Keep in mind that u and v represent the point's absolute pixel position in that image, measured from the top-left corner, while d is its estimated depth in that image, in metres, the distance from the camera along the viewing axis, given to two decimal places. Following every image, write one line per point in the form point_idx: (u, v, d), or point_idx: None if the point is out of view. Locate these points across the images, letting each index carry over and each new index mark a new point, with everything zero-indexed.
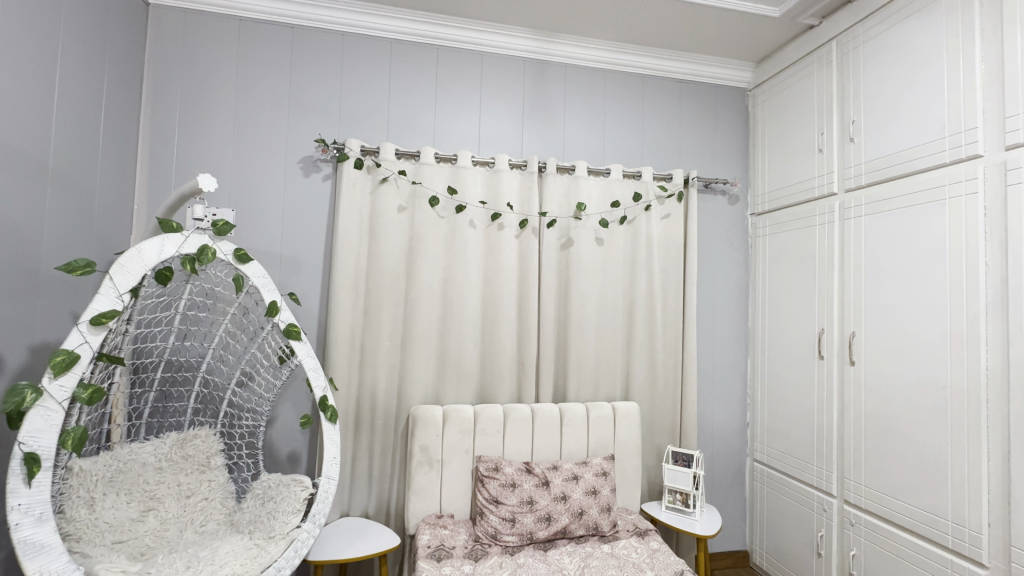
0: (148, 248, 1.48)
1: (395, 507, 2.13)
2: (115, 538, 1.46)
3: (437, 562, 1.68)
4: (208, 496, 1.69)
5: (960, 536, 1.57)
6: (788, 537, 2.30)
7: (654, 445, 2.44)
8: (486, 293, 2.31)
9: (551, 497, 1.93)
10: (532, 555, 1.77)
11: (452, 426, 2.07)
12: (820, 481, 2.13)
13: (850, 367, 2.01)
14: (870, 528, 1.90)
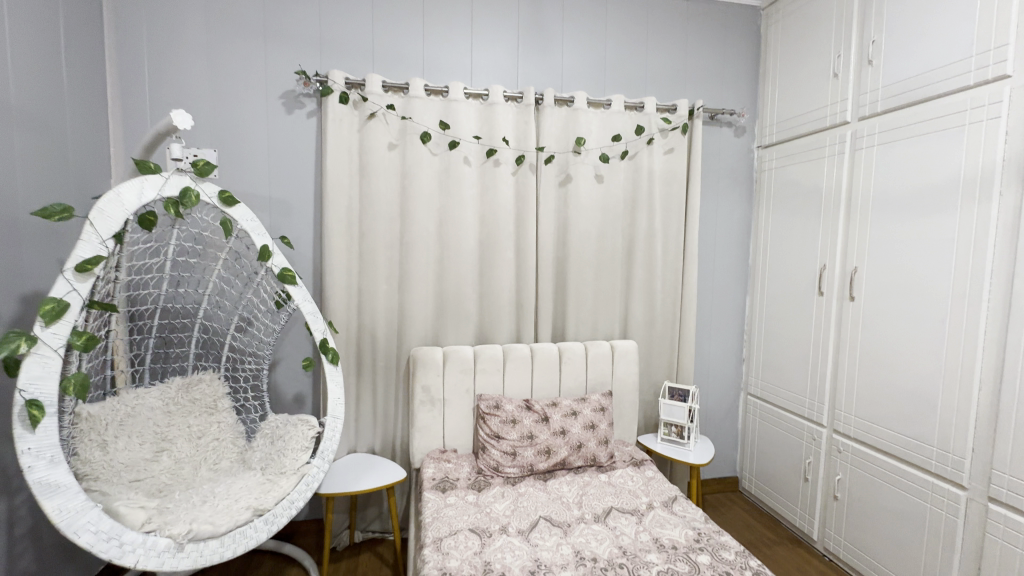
0: (127, 191, 1.42)
1: (400, 443, 2.21)
2: (132, 477, 1.51)
3: (442, 492, 1.76)
4: (218, 436, 1.75)
5: (944, 460, 1.64)
6: (777, 464, 2.40)
7: (651, 381, 2.50)
8: (483, 233, 2.26)
9: (551, 431, 1.99)
10: (534, 484, 1.85)
11: (453, 366, 2.10)
12: (811, 413, 2.19)
13: (850, 302, 2.01)
14: (857, 454, 1.97)
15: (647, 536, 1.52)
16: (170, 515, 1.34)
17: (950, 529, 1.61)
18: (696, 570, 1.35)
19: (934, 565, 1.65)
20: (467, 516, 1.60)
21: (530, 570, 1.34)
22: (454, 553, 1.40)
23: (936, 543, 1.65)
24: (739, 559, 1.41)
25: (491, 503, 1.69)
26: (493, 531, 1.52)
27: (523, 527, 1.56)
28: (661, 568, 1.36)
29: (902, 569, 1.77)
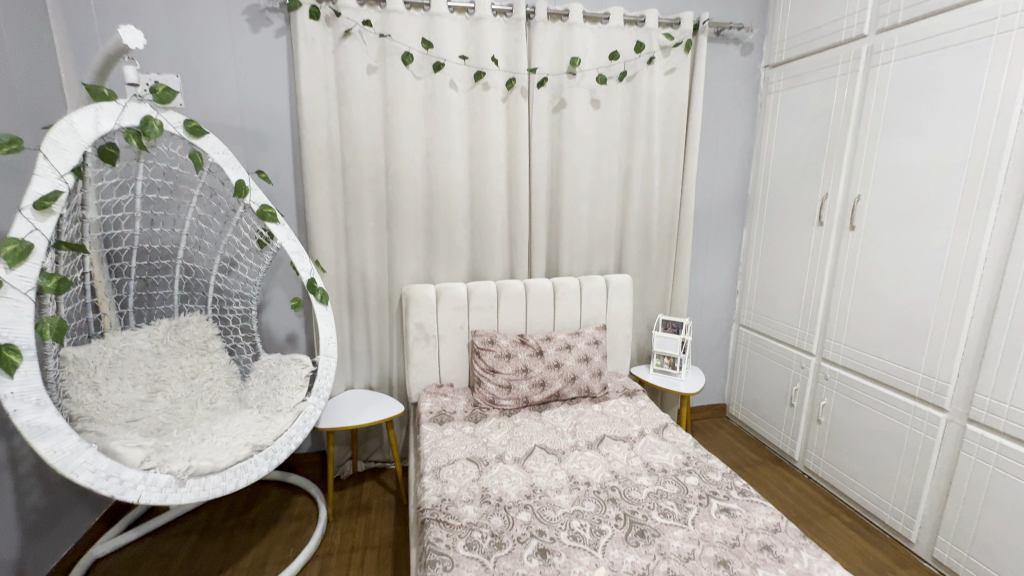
0: (81, 120, 1.29)
1: (397, 379, 2.23)
2: (129, 417, 1.52)
3: (440, 424, 1.80)
4: (213, 376, 1.78)
5: (928, 385, 1.68)
6: (764, 391, 2.47)
7: (645, 314, 2.51)
8: (473, 165, 2.14)
9: (545, 364, 2.01)
10: (529, 415, 1.88)
11: (446, 303, 2.07)
12: (801, 342, 2.22)
13: (850, 232, 1.97)
14: (843, 380, 2.02)
15: (638, 461, 1.57)
16: (168, 453, 1.36)
17: (926, 448, 1.68)
18: (685, 491, 1.41)
19: (907, 480, 1.75)
20: (465, 447, 1.64)
21: (526, 495, 1.39)
22: (453, 481, 1.45)
23: (910, 461, 1.73)
24: (726, 480, 1.46)
25: (487, 434, 1.73)
26: (490, 460, 1.56)
27: (519, 455, 1.60)
28: (652, 490, 1.41)
29: (876, 484, 1.87)
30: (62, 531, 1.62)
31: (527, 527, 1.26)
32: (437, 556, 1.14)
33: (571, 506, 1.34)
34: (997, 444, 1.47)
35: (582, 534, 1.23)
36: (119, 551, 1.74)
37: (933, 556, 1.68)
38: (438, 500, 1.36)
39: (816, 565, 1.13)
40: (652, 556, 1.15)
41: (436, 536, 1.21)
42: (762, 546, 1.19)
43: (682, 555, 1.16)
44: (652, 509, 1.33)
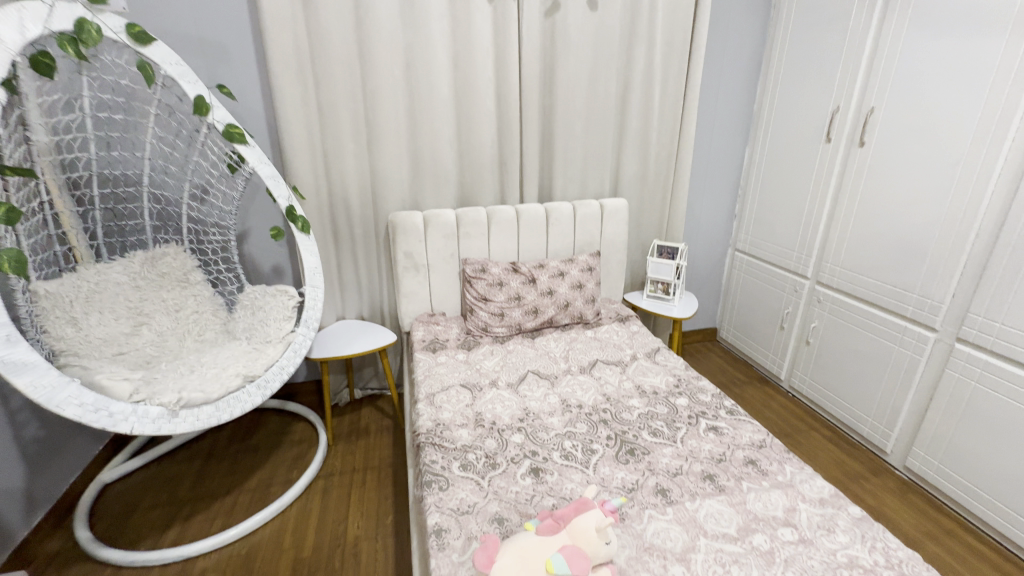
0: (3, 23, 1.12)
1: (389, 309, 2.20)
2: (115, 351, 1.49)
3: (433, 352, 1.80)
4: (198, 309, 1.73)
5: (921, 306, 1.67)
6: (756, 315, 2.49)
7: (640, 240, 2.45)
8: (458, 79, 1.96)
9: (538, 292, 1.98)
10: (522, 341, 1.88)
11: (434, 231, 1.99)
12: (797, 266, 2.19)
13: (858, 149, 1.86)
14: (835, 303, 2.01)
15: (630, 384, 1.59)
16: (157, 386, 1.35)
17: (911, 367, 1.71)
18: (675, 411, 1.44)
19: (888, 397, 1.80)
20: (459, 374, 1.65)
21: (519, 419, 1.41)
22: (447, 406, 1.46)
23: (894, 379, 1.78)
24: (715, 400, 1.49)
25: (480, 361, 1.74)
26: (483, 386, 1.58)
27: (513, 381, 1.61)
28: (642, 411, 1.44)
29: (857, 401, 1.94)
30: (67, 459, 1.66)
31: (520, 448, 1.28)
32: (432, 476, 1.17)
33: (563, 428, 1.37)
34: (982, 362, 1.49)
35: (574, 453, 1.27)
36: (127, 476, 1.79)
37: (905, 465, 1.78)
38: (432, 425, 1.38)
39: (798, 477, 1.17)
40: (642, 473, 1.19)
41: (431, 459, 1.23)
42: (747, 460, 1.23)
43: (670, 471, 1.20)
44: (642, 429, 1.36)
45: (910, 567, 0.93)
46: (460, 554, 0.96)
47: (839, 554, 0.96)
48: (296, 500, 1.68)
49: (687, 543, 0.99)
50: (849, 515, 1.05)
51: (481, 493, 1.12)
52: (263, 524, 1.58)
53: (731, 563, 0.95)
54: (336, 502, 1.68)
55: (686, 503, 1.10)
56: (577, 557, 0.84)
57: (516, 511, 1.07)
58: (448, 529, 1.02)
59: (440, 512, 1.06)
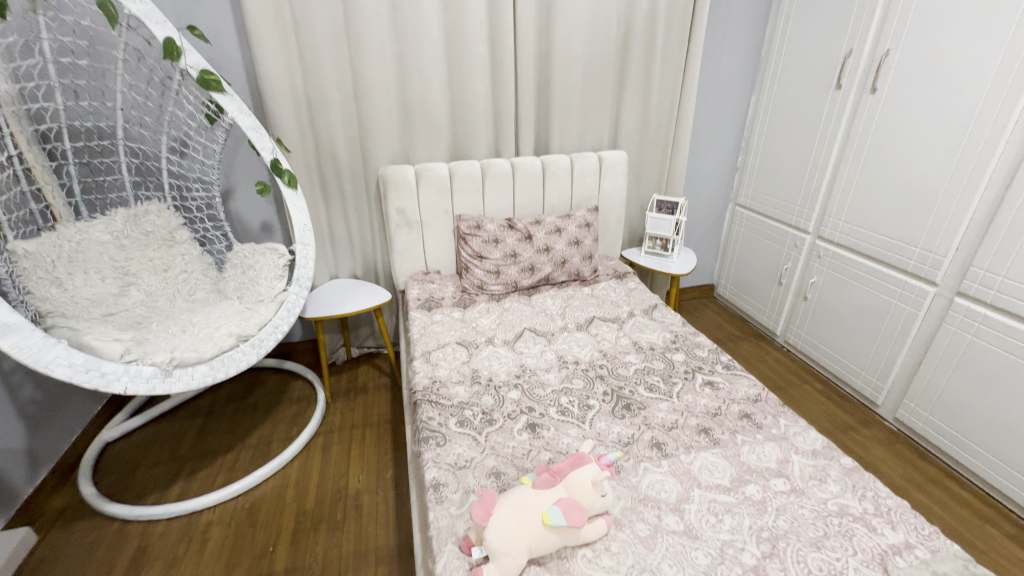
0: None
1: (383, 267, 2.16)
2: (104, 312, 1.46)
3: (428, 311, 1.78)
4: (187, 268, 1.69)
5: (923, 260, 1.65)
6: (754, 271, 2.46)
7: (639, 195, 2.39)
8: (449, 21, 1.83)
9: (534, 249, 1.94)
10: (519, 299, 1.86)
11: (427, 186, 1.93)
12: (798, 221, 2.15)
13: (870, 96, 1.78)
14: (835, 259, 1.98)
15: (626, 341, 1.59)
16: (149, 346, 1.32)
17: (908, 321, 1.71)
18: (671, 366, 1.44)
19: (883, 351, 1.81)
20: (455, 331, 1.63)
21: (516, 375, 1.41)
22: (443, 364, 1.46)
23: (890, 334, 1.78)
24: (711, 356, 1.49)
25: (476, 319, 1.72)
26: (480, 344, 1.57)
27: (509, 338, 1.60)
28: (639, 367, 1.44)
29: (852, 356, 1.95)
30: (67, 419, 1.66)
31: (516, 404, 1.29)
32: (430, 432, 1.18)
33: (560, 384, 1.37)
34: (980, 315, 1.49)
35: (570, 409, 1.27)
36: (129, 435, 1.81)
37: (894, 416, 1.82)
38: (429, 382, 1.37)
39: (792, 430, 1.18)
40: (637, 427, 1.20)
41: (428, 415, 1.24)
42: (742, 414, 1.24)
43: (665, 425, 1.21)
44: (638, 384, 1.37)
45: (898, 515, 0.95)
46: (457, 507, 0.98)
47: (829, 503, 0.98)
48: (297, 455, 1.71)
49: (681, 494, 1.01)
50: (841, 466, 1.07)
51: (478, 448, 1.13)
52: (266, 479, 1.61)
53: (724, 512, 0.97)
54: (337, 457, 1.71)
55: (681, 455, 1.11)
56: (574, 509, 0.85)
57: (513, 465, 1.09)
58: (446, 483, 1.03)
59: (438, 467, 1.08)
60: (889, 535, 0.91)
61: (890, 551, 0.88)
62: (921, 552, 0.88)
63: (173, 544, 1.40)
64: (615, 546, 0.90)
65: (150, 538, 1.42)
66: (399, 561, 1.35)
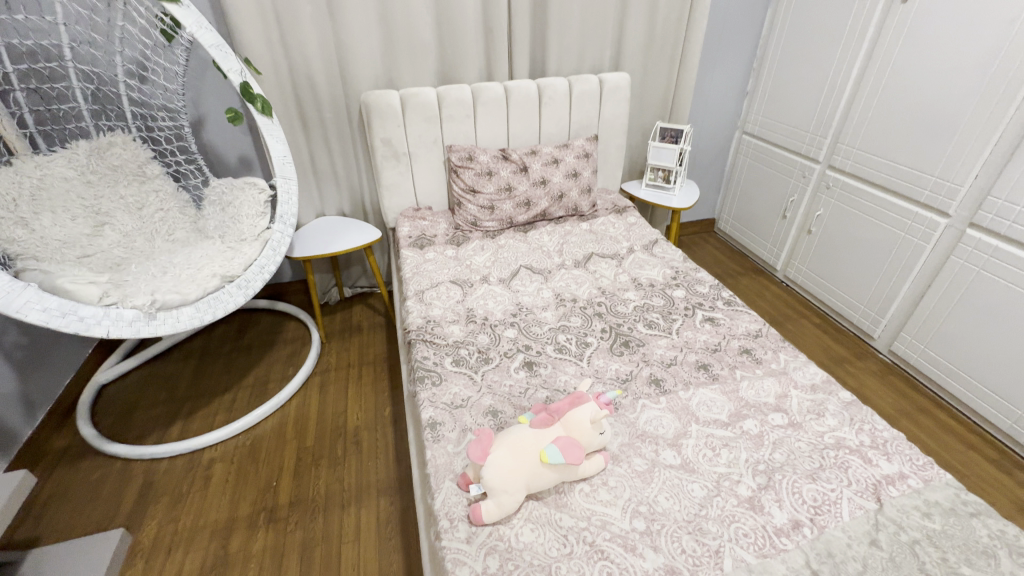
0: None
1: (371, 204, 2.06)
2: (79, 253, 1.39)
3: (420, 249, 1.71)
4: (163, 207, 1.60)
5: (938, 190, 1.57)
6: (758, 204, 2.37)
7: (641, 123, 2.24)
8: None
9: (530, 183, 1.84)
10: (514, 236, 1.79)
11: (414, 114, 1.78)
12: (809, 149, 2.03)
13: (901, 5, 1.61)
14: (845, 190, 1.90)
15: (626, 277, 1.54)
16: (128, 288, 1.26)
17: (914, 254, 1.66)
18: (671, 303, 1.41)
19: (885, 285, 1.78)
20: (448, 270, 1.58)
21: (512, 314, 1.37)
22: (437, 303, 1.42)
23: (894, 268, 1.74)
24: (712, 292, 1.46)
25: (470, 256, 1.66)
26: (474, 282, 1.52)
27: (505, 277, 1.55)
28: (638, 304, 1.41)
29: (853, 290, 1.92)
30: (59, 363, 1.64)
31: (513, 343, 1.26)
32: (425, 372, 1.16)
33: (557, 322, 1.34)
34: (991, 248, 1.44)
35: (568, 346, 1.25)
36: (124, 377, 1.80)
37: (890, 349, 1.83)
38: (423, 321, 1.34)
39: (792, 365, 1.17)
40: (636, 364, 1.19)
41: (423, 355, 1.21)
42: (742, 350, 1.23)
43: (664, 361, 1.19)
44: (637, 321, 1.34)
45: (894, 447, 0.96)
46: (455, 446, 0.98)
47: (826, 436, 0.98)
48: (295, 395, 1.72)
49: (678, 429, 1.01)
50: (840, 399, 1.07)
51: (474, 387, 1.12)
52: (265, 417, 1.62)
53: (721, 446, 0.97)
54: (335, 396, 1.72)
55: (680, 391, 1.10)
56: (571, 447, 0.84)
57: (510, 403, 1.08)
58: (442, 422, 1.02)
59: (434, 406, 1.06)
60: (884, 467, 0.92)
61: (884, 481, 0.89)
62: (914, 482, 0.89)
63: (178, 480, 1.43)
64: (612, 481, 0.91)
65: (155, 475, 1.45)
66: (399, 494, 1.39)
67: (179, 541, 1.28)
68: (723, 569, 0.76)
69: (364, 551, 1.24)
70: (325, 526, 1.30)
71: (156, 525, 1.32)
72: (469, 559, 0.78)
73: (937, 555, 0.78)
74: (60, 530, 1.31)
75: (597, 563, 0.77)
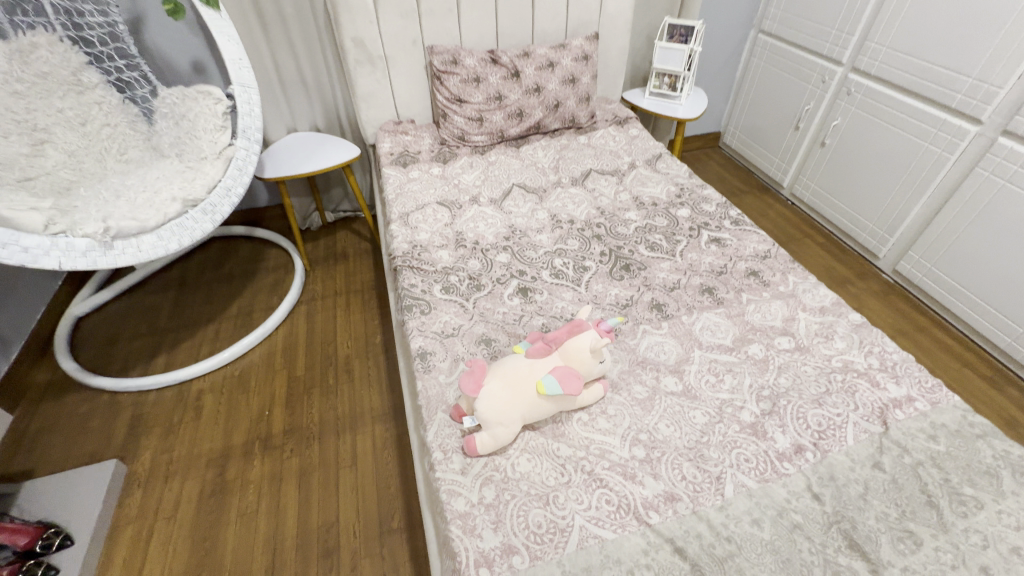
0: None
1: (347, 118, 1.87)
2: (20, 177, 1.22)
3: (404, 167, 1.56)
4: (109, 122, 1.41)
5: (973, 94, 1.42)
6: (768, 115, 2.19)
7: (648, 20, 1.98)
8: None
9: (522, 90, 1.65)
10: (505, 152, 1.64)
11: (388, 8, 1.54)
12: (832, 49, 1.82)
13: None
14: (867, 95, 1.73)
15: (626, 196, 1.43)
16: (77, 215, 1.14)
17: (936, 167, 1.55)
18: (675, 223, 1.31)
19: (899, 202, 1.69)
20: (434, 190, 1.45)
21: (505, 238, 1.28)
22: (423, 227, 1.31)
23: (911, 182, 1.63)
24: (719, 210, 1.36)
25: (458, 175, 1.52)
26: (463, 203, 1.40)
27: (496, 197, 1.43)
28: (640, 225, 1.31)
29: (863, 207, 1.83)
30: (26, 297, 1.54)
31: (506, 268, 1.18)
32: (413, 301, 1.09)
33: (553, 246, 1.25)
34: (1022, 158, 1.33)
35: (565, 271, 1.17)
36: (102, 309, 1.73)
37: (894, 269, 1.78)
38: (409, 247, 1.24)
39: (801, 287, 1.11)
40: (637, 289, 1.12)
41: (410, 283, 1.13)
42: (749, 272, 1.16)
43: (666, 285, 1.12)
44: (639, 243, 1.25)
45: (904, 369, 0.92)
46: (447, 376, 0.93)
47: (834, 359, 0.94)
48: (281, 325, 1.66)
49: (680, 355, 0.96)
50: (849, 322, 1.02)
51: (466, 315, 1.05)
52: (252, 348, 1.58)
53: (725, 372, 0.93)
54: (323, 324, 1.66)
55: (683, 316, 1.05)
56: (570, 378, 0.80)
57: (504, 331, 1.02)
58: (433, 352, 0.97)
59: (424, 336, 1.00)
60: (892, 390, 0.89)
61: (890, 405, 0.86)
62: (922, 404, 0.86)
63: (168, 411, 1.41)
64: (612, 409, 0.87)
65: (144, 407, 1.42)
66: (394, 421, 1.38)
67: (175, 471, 1.27)
68: (724, 495, 0.75)
69: (362, 476, 1.26)
70: (321, 452, 1.31)
71: (150, 456, 1.31)
72: (465, 490, 0.76)
73: (940, 477, 0.76)
74: (54, 463, 1.30)
75: (596, 492, 0.75)
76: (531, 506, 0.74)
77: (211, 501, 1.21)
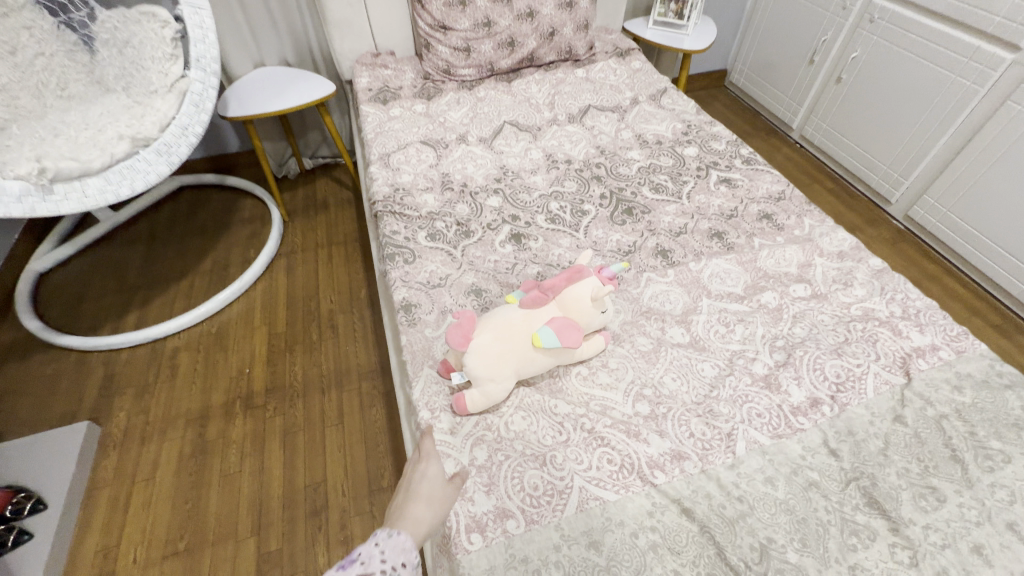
0: None
1: (320, 51, 1.69)
2: None
3: (383, 104, 1.41)
4: (43, 51, 1.21)
5: (1014, 16, 1.29)
6: (781, 49, 2.02)
7: None
8: None
9: (513, 16, 1.48)
10: (496, 87, 1.49)
11: None
12: None
13: None
14: (892, 22, 1.58)
15: (629, 134, 1.30)
16: (9, 156, 1.02)
17: (962, 102, 1.43)
18: (682, 163, 1.20)
19: (917, 141, 1.58)
20: (418, 129, 1.32)
21: (495, 180, 1.17)
22: (406, 168, 1.19)
23: (932, 119, 1.52)
24: (729, 149, 1.25)
25: (444, 112, 1.38)
26: (450, 143, 1.27)
27: (486, 136, 1.30)
28: (642, 165, 1.20)
29: (877, 148, 1.71)
30: None
31: (497, 213, 1.07)
32: (395, 249, 0.99)
33: (549, 188, 1.14)
34: None
35: (562, 216, 1.07)
36: (66, 264, 1.61)
37: (905, 215, 1.69)
38: (390, 191, 1.12)
39: (818, 230, 1.02)
40: (640, 234, 1.02)
41: (392, 229, 1.03)
42: (762, 215, 1.06)
43: (673, 230, 1.03)
44: (642, 185, 1.14)
45: (927, 317, 0.85)
46: (434, 330, 0.85)
47: (852, 308, 0.87)
48: (260, 279, 1.56)
49: (688, 305, 0.89)
50: (869, 268, 0.94)
51: (453, 264, 0.96)
52: (229, 304, 1.48)
53: (736, 322, 0.86)
54: (305, 278, 1.57)
55: (690, 263, 0.96)
56: (568, 329, 0.73)
57: (496, 281, 0.93)
58: (418, 304, 0.88)
59: (407, 287, 0.91)
60: (915, 338, 0.82)
61: (913, 354, 0.80)
62: (946, 353, 0.80)
63: (142, 371, 1.33)
64: (613, 362, 0.80)
65: (116, 367, 1.34)
66: (382, 377, 1.32)
67: (152, 432, 1.21)
68: (735, 452, 0.69)
69: (350, 434, 1.20)
70: (306, 411, 1.25)
71: (125, 417, 1.24)
72: (454, 451, 0.70)
73: (965, 430, 0.71)
74: (23, 426, 1.23)
75: (596, 451, 0.69)
76: (526, 467, 0.68)
77: (192, 462, 1.16)
